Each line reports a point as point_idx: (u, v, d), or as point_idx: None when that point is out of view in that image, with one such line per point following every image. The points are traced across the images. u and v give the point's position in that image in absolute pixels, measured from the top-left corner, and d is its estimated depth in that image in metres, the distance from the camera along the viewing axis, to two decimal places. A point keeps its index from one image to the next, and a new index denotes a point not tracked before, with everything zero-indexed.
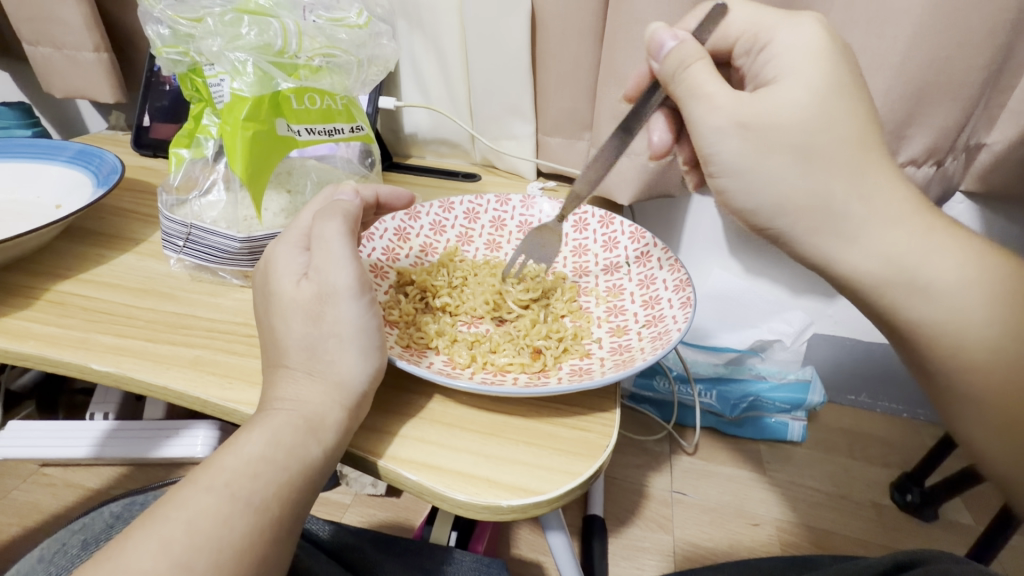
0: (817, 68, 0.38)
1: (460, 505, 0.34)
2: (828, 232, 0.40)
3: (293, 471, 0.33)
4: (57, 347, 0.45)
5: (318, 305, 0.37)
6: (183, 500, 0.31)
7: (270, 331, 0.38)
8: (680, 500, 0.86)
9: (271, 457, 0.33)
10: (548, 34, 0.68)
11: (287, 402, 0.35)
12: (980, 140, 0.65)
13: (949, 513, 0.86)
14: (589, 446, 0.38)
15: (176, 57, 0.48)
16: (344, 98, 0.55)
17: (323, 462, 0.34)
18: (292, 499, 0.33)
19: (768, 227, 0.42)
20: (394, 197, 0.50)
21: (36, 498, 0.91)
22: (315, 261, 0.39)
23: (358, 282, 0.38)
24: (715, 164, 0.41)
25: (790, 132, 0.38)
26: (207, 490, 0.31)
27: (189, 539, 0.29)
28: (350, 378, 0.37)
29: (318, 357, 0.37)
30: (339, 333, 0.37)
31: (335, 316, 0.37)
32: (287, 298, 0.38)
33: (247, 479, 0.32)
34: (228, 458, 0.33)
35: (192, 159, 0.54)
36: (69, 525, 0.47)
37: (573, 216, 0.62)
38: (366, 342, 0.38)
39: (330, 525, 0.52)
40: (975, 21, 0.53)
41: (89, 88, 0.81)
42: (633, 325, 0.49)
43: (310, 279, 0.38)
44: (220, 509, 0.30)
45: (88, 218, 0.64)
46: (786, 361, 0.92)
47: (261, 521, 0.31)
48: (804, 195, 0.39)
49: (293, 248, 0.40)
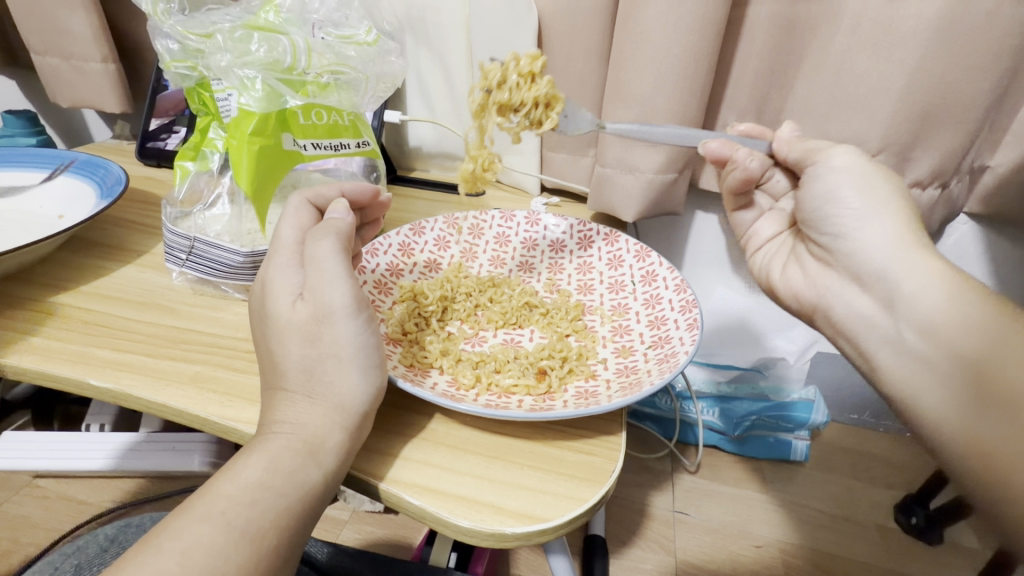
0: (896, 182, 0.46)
1: (464, 531, 0.33)
2: (859, 217, 0.45)
3: (292, 497, 0.32)
4: (55, 361, 0.44)
5: (316, 326, 0.37)
6: (179, 528, 0.30)
7: (269, 351, 0.38)
8: (683, 520, 0.85)
9: (270, 482, 0.32)
10: (555, 53, 0.69)
11: (286, 424, 0.35)
12: (984, 162, 0.65)
13: (953, 536, 0.85)
14: (595, 471, 0.37)
15: (185, 72, 0.49)
16: (350, 114, 0.55)
17: (323, 486, 0.34)
18: (291, 526, 0.32)
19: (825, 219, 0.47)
20: (359, 194, 0.48)
21: (27, 511, 0.89)
22: (310, 281, 0.38)
23: (355, 300, 0.37)
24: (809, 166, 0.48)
25: (873, 174, 0.46)
26: (203, 519, 0.30)
27: (182, 570, 0.28)
28: (351, 399, 0.36)
29: (317, 378, 0.36)
30: (338, 353, 0.36)
31: (334, 337, 0.37)
32: (284, 319, 0.37)
33: (244, 506, 0.31)
34: (225, 485, 0.32)
35: (197, 173, 0.54)
36: (61, 549, 0.46)
37: (577, 233, 0.61)
38: (365, 361, 0.37)
39: (329, 546, 0.52)
40: (981, 45, 0.54)
41: (96, 98, 0.81)
42: (639, 346, 0.48)
43: (306, 299, 0.38)
44: (216, 539, 0.30)
45: (90, 229, 0.64)
46: (787, 376, 0.93)
47: (258, 551, 0.30)
48: (860, 192, 0.45)
49: (291, 266, 0.40)
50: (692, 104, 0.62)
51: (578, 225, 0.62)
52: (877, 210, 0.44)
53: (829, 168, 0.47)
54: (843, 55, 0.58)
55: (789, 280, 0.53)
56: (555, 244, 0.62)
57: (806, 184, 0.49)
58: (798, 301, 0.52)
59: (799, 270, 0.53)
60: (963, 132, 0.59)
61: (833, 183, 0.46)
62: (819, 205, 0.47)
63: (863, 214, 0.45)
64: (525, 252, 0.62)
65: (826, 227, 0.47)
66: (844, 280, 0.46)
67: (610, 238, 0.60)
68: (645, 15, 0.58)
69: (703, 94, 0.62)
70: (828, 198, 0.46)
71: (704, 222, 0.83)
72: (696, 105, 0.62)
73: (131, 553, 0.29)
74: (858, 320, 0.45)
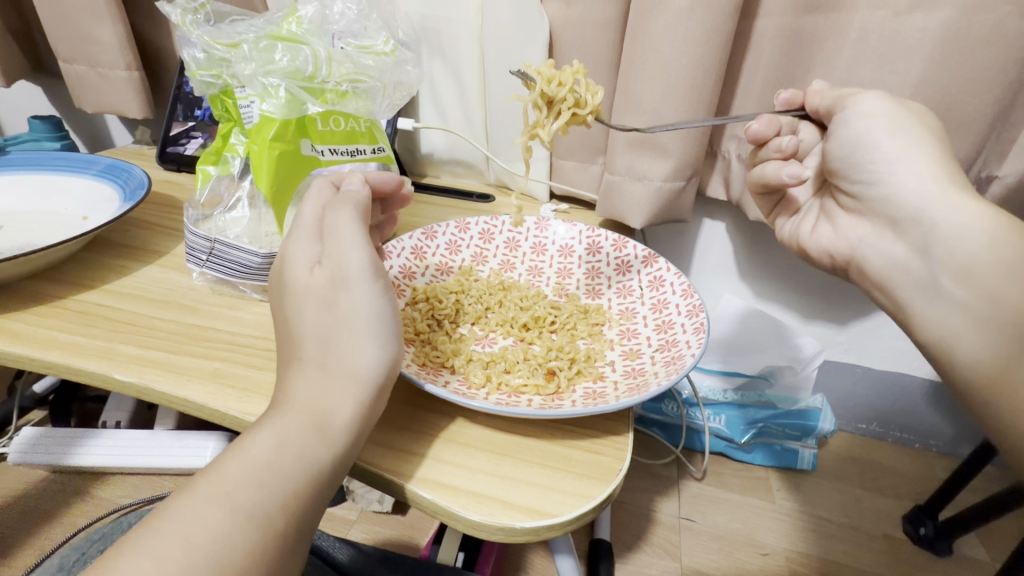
0: (921, 119, 0.46)
1: (473, 525, 0.34)
2: (884, 159, 0.46)
3: (298, 479, 0.33)
4: (82, 356, 0.46)
5: (332, 292, 0.38)
6: (186, 509, 0.30)
7: (285, 322, 0.39)
8: (688, 527, 0.85)
9: (276, 462, 0.33)
10: (565, 62, 0.71)
11: (297, 402, 0.35)
12: (991, 172, 0.63)
13: (962, 548, 0.84)
14: (602, 469, 0.38)
15: (210, 79, 0.50)
16: (367, 121, 0.56)
17: (330, 467, 0.34)
18: (297, 508, 0.32)
19: (860, 178, 0.49)
20: (382, 182, 0.48)
21: (44, 505, 0.91)
22: (329, 249, 0.40)
23: (371, 266, 0.39)
24: (842, 121, 0.48)
25: (910, 125, 0.46)
26: (209, 500, 0.30)
27: (186, 555, 0.28)
28: (365, 370, 0.37)
29: (332, 347, 0.37)
30: (352, 320, 0.38)
31: (351, 301, 0.38)
32: (300, 284, 0.39)
33: (253, 485, 0.31)
34: (232, 466, 0.32)
35: (218, 176, 0.55)
36: (89, 534, 0.49)
37: (587, 239, 0.63)
38: (381, 331, 0.38)
39: (350, 549, 0.52)
40: (986, 57, 0.54)
41: (119, 104, 0.84)
42: (646, 349, 0.49)
43: (323, 266, 0.39)
44: (222, 519, 0.30)
45: (114, 230, 0.66)
46: (794, 386, 0.91)
47: (264, 534, 0.30)
48: (892, 139, 0.46)
49: (314, 235, 0.41)
50: (698, 115, 0.63)
51: (587, 231, 0.63)
52: (923, 156, 0.45)
53: (869, 118, 0.46)
54: (849, 68, 0.59)
55: (820, 235, 0.56)
56: (563, 249, 0.63)
57: (839, 132, 0.48)
58: (832, 258, 0.55)
59: (830, 227, 0.55)
60: (968, 143, 0.59)
61: (880, 135, 0.46)
62: (856, 154, 0.48)
63: (891, 159, 0.46)
64: (534, 257, 0.64)
65: (861, 175, 0.48)
66: (877, 228, 0.49)
67: (618, 244, 0.61)
68: (654, 28, 0.60)
69: (711, 105, 0.64)
70: (883, 142, 0.46)
71: (711, 228, 0.83)
72: (704, 116, 0.64)
73: (135, 533, 0.29)
74: (892, 265, 0.47)
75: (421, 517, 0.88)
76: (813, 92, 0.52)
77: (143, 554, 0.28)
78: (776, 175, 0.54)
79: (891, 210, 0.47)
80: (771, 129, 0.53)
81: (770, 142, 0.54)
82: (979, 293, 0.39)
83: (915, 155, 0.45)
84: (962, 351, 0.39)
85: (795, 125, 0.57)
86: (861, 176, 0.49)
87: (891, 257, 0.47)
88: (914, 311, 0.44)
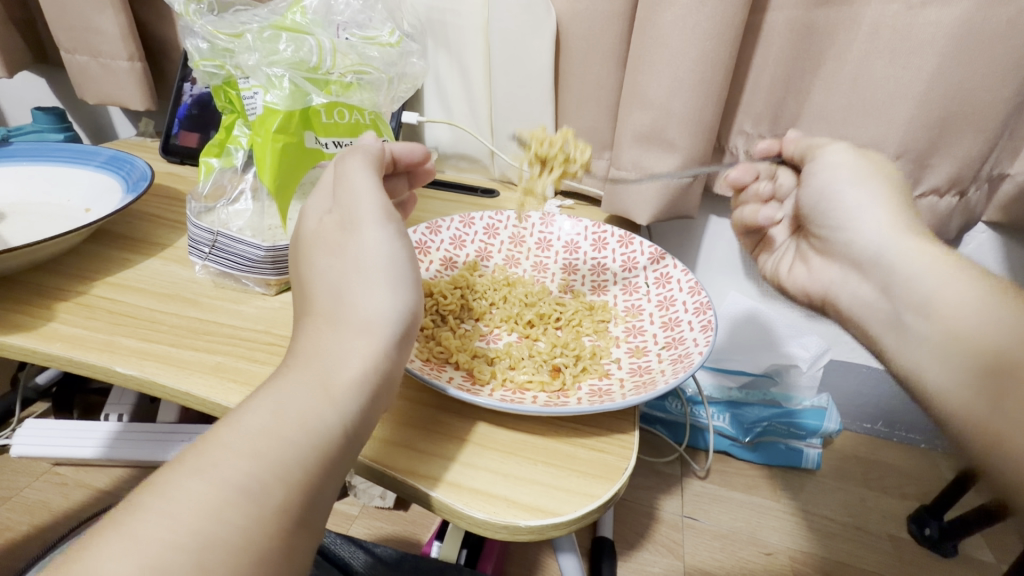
0: (882, 171, 0.48)
1: (477, 523, 0.34)
2: (843, 210, 0.48)
3: (301, 444, 0.30)
4: (83, 348, 0.46)
5: (341, 238, 0.39)
6: (169, 485, 0.28)
7: (302, 278, 0.40)
8: (691, 525, 0.85)
9: (281, 417, 0.31)
10: (572, 55, 0.70)
11: (302, 358, 0.34)
12: (1003, 170, 0.63)
13: (967, 549, 0.84)
14: (607, 468, 0.38)
15: (213, 70, 0.50)
16: (372, 114, 0.55)
17: (340, 433, 0.32)
18: (300, 480, 0.30)
19: (826, 227, 0.50)
20: (409, 153, 0.49)
21: (47, 496, 0.91)
22: (339, 198, 0.40)
23: (383, 210, 0.39)
24: (818, 162, 0.50)
25: (872, 177, 0.47)
26: (196, 476, 0.28)
27: (172, 535, 0.26)
28: (377, 318, 0.35)
29: (342, 297, 0.36)
30: (363, 265, 0.37)
31: (360, 244, 0.38)
32: (311, 232, 0.40)
33: (258, 446, 0.29)
34: (228, 432, 0.30)
35: (221, 169, 0.54)
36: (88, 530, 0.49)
37: (593, 234, 0.62)
38: (395, 277, 0.37)
39: (366, 557, 0.51)
40: (1002, 53, 0.53)
41: (122, 95, 0.83)
42: (652, 347, 0.49)
43: (333, 214, 0.40)
44: (210, 498, 0.27)
45: (116, 222, 0.65)
46: (802, 386, 0.89)
47: (261, 510, 0.28)
48: (852, 194, 0.47)
49: (331, 187, 0.41)
50: (707, 109, 0.62)
51: (593, 227, 0.63)
52: (887, 205, 0.46)
53: (837, 166, 0.48)
54: (861, 61, 0.58)
55: (796, 275, 0.56)
56: (569, 245, 0.63)
57: (807, 179, 0.51)
58: (809, 297, 0.55)
59: (804, 268, 0.55)
60: (981, 139, 0.58)
61: (845, 185, 0.48)
62: (825, 200, 0.49)
63: (851, 211, 0.47)
64: (538, 253, 0.63)
65: (827, 224, 0.50)
66: (844, 270, 0.49)
67: (624, 240, 0.61)
68: (662, 21, 0.59)
69: (719, 100, 0.63)
70: (850, 189, 0.47)
71: (718, 226, 0.83)
72: (712, 110, 0.63)
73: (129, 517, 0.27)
74: (863, 306, 0.47)
75: (424, 513, 0.88)
76: (788, 141, 0.55)
77: (129, 538, 0.26)
78: (754, 218, 0.58)
79: (854, 256, 0.47)
80: (748, 177, 0.57)
81: (748, 188, 0.59)
82: (938, 329, 0.39)
83: (880, 204, 0.46)
84: (932, 390, 0.38)
85: (773, 172, 0.58)
86: (826, 226, 0.50)
87: (863, 296, 0.47)
88: (885, 348, 0.43)
